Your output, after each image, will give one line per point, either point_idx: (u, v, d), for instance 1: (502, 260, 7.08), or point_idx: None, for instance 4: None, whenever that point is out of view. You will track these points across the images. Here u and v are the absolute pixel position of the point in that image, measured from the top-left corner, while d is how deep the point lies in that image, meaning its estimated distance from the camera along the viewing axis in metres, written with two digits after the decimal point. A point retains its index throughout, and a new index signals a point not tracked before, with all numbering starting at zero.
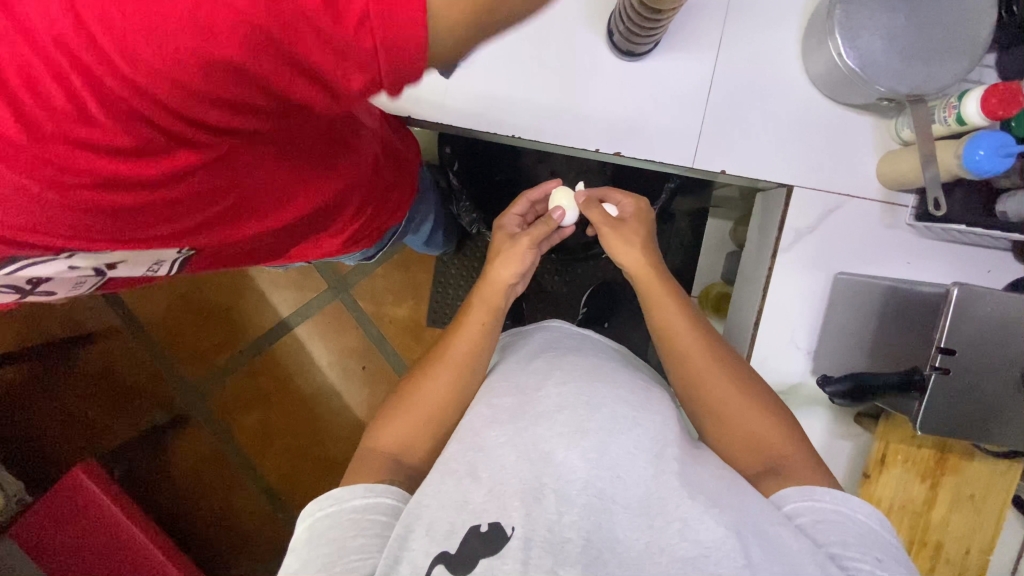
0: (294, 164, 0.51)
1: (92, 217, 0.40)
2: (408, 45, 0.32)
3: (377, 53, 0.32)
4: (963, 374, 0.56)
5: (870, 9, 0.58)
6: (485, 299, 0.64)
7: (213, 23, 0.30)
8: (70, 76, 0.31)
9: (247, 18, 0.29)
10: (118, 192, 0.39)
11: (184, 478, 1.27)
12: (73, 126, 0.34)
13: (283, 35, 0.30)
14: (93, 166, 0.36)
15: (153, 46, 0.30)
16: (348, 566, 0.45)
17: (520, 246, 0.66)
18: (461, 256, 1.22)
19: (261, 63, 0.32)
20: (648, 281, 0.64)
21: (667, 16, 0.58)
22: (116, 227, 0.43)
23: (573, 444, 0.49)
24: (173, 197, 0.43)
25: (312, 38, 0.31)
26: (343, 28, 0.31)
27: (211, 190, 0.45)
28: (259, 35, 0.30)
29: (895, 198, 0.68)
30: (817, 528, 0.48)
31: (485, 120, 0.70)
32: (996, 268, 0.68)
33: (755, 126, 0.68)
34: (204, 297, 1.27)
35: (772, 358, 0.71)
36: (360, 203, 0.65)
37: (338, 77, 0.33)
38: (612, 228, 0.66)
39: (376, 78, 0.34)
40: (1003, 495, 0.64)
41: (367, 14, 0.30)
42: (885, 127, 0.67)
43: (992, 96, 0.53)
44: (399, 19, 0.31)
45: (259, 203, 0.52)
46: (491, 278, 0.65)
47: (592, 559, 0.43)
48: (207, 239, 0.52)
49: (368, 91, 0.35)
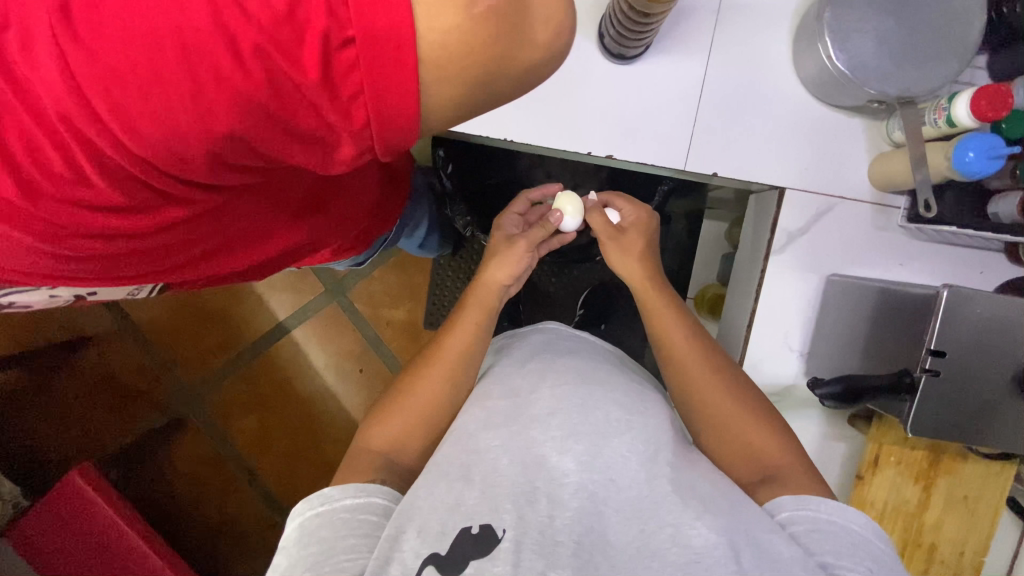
0: (283, 199, 0.53)
1: (88, 258, 0.43)
2: (399, 118, 0.34)
3: (368, 124, 0.35)
4: (955, 376, 0.56)
5: (860, 11, 0.59)
6: (479, 300, 0.64)
7: (211, 106, 0.32)
8: (71, 146, 0.34)
9: (242, 97, 0.32)
10: (113, 240, 0.42)
11: (183, 482, 1.27)
12: (73, 186, 0.36)
13: (277, 110, 0.33)
14: (88, 221, 0.39)
15: (152, 123, 0.33)
16: (337, 566, 0.44)
17: (517, 248, 0.66)
18: (455, 261, 1.20)
19: (255, 138, 0.35)
20: (647, 292, 0.64)
21: (658, 19, 0.59)
22: (111, 265, 0.46)
23: (566, 448, 0.49)
24: (165, 239, 0.46)
25: (307, 112, 0.34)
26: (336, 102, 0.33)
27: (201, 230, 0.48)
28: (251, 110, 0.33)
29: (886, 199, 0.69)
30: (811, 537, 0.47)
31: (478, 123, 0.70)
32: (989, 270, 0.68)
33: (747, 128, 0.68)
34: (202, 301, 1.27)
35: (766, 360, 0.71)
36: (347, 226, 0.68)
37: (326, 144, 0.36)
38: (613, 239, 0.67)
39: (366, 145, 0.36)
40: (997, 497, 0.64)
41: (360, 91, 0.33)
42: (876, 129, 0.68)
43: (981, 97, 0.53)
44: (391, 98, 0.33)
45: (247, 233, 0.55)
46: (485, 280, 0.65)
47: (584, 562, 0.43)
48: (197, 266, 0.55)
49: (355, 158, 0.38)
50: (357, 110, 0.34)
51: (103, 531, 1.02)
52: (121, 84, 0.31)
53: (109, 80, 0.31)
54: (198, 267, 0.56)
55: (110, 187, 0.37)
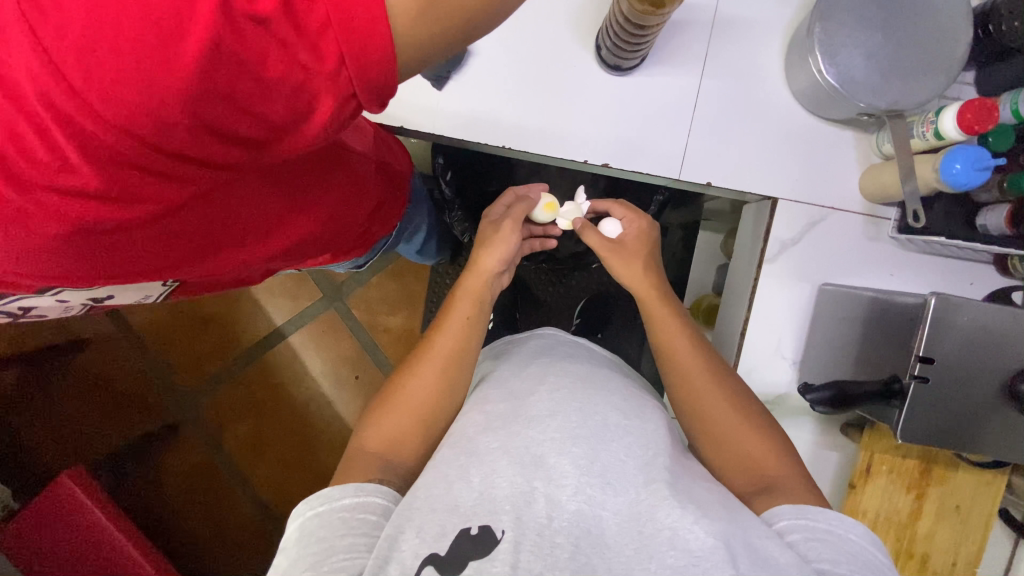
0: (287, 195, 0.54)
1: (92, 261, 0.42)
2: (373, 49, 0.33)
3: (343, 60, 0.33)
4: (945, 383, 0.57)
5: (848, 27, 0.60)
6: (471, 288, 0.65)
7: (184, 65, 0.30)
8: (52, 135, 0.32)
9: (216, 51, 0.30)
10: (103, 242, 0.41)
11: (174, 487, 1.26)
12: (57, 177, 0.34)
13: (249, 61, 0.31)
14: (89, 222, 0.38)
15: (121, 90, 0.30)
16: (335, 565, 0.44)
17: (504, 228, 0.69)
18: (455, 266, 1.22)
19: (237, 97, 0.32)
20: (647, 298, 0.65)
21: (653, 31, 0.61)
22: (107, 270, 0.44)
23: (564, 449, 0.49)
24: (166, 239, 0.46)
25: (279, 58, 0.32)
26: (307, 39, 0.32)
27: (205, 229, 0.48)
28: (223, 65, 0.31)
29: (877, 211, 0.70)
30: (808, 546, 0.46)
31: (478, 130, 0.71)
32: (978, 281, 0.69)
33: (738, 136, 0.69)
34: (199, 306, 1.27)
35: (764, 369, 0.72)
36: (342, 230, 0.68)
37: (305, 102, 0.34)
38: (614, 252, 0.68)
39: (347, 90, 0.35)
40: (988, 506, 0.65)
41: (327, 22, 0.32)
42: (867, 142, 0.69)
43: (967, 111, 0.54)
44: (361, 40, 0.32)
45: (247, 239, 0.55)
46: (477, 267, 0.67)
47: (581, 565, 0.43)
48: (194, 271, 0.54)
49: (340, 111, 0.36)
50: (327, 47, 0.32)
51: (81, 525, 1.00)
52: (93, 56, 0.29)
53: (79, 45, 0.29)
54: (199, 272, 0.56)
55: (109, 179, 0.35)
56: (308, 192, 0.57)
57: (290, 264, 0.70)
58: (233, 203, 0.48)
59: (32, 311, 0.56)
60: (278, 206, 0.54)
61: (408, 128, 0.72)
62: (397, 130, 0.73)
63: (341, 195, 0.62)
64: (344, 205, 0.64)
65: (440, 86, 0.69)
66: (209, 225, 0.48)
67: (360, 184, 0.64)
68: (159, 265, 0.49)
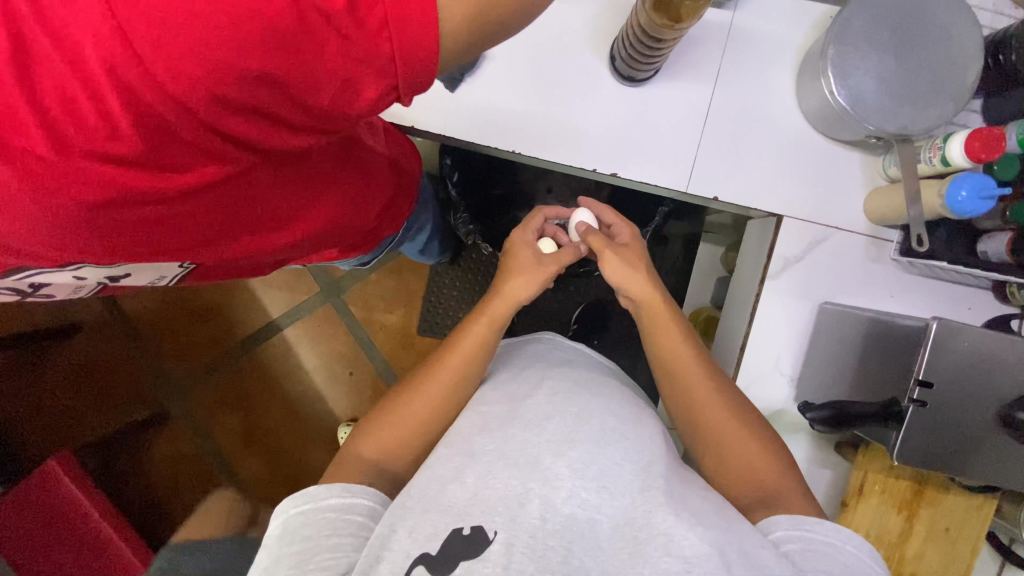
0: (306, 189, 0.54)
1: (111, 235, 0.42)
2: (416, 31, 0.33)
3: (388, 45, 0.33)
4: (942, 405, 0.57)
5: (862, 49, 0.61)
6: (497, 307, 0.63)
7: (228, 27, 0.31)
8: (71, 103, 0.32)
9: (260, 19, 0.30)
10: (124, 215, 0.40)
11: (159, 478, 1.24)
12: (102, 144, 0.35)
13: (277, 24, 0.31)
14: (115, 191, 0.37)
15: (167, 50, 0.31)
16: (319, 565, 0.44)
17: (546, 270, 0.66)
18: (455, 267, 1.23)
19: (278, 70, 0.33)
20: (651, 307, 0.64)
21: (669, 45, 0.61)
22: (122, 246, 0.44)
23: (561, 453, 0.49)
24: (184, 222, 0.45)
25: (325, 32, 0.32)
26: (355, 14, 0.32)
27: (221, 216, 0.48)
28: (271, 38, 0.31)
29: (881, 232, 0.71)
30: (804, 555, 0.47)
31: (487, 132, 0.71)
32: (977, 306, 0.70)
33: (747, 150, 0.70)
34: (194, 296, 1.27)
35: (761, 384, 0.72)
36: (355, 225, 0.67)
37: (346, 87, 0.35)
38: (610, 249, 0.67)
39: (389, 83, 0.35)
40: (978, 530, 0.65)
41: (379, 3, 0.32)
42: (873, 164, 0.70)
43: (975, 139, 0.55)
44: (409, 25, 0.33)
45: (262, 228, 0.54)
46: (507, 291, 0.64)
47: (572, 569, 0.43)
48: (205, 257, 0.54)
49: (377, 102, 0.37)
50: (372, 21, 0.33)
51: (65, 510, 0.99)
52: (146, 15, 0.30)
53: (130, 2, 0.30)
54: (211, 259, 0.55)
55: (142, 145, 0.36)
56: (325, 186, 0.56)
57: (299, 257, 0.70)
58: (253, 193, 0.48)
59: (37, 291, 0.56)
60: (297, 198, 0.54)
61: (418, 128, 0.72)
62: (407, 130, 0.73)
63: (355, 190, 0.62)
64: (358, 200, 0.64)
65: (453, 87, 0.69)
66: (227, 212, 0.48)
67: (375, 179, 0.64)
68: (175, 246, 0.48)
